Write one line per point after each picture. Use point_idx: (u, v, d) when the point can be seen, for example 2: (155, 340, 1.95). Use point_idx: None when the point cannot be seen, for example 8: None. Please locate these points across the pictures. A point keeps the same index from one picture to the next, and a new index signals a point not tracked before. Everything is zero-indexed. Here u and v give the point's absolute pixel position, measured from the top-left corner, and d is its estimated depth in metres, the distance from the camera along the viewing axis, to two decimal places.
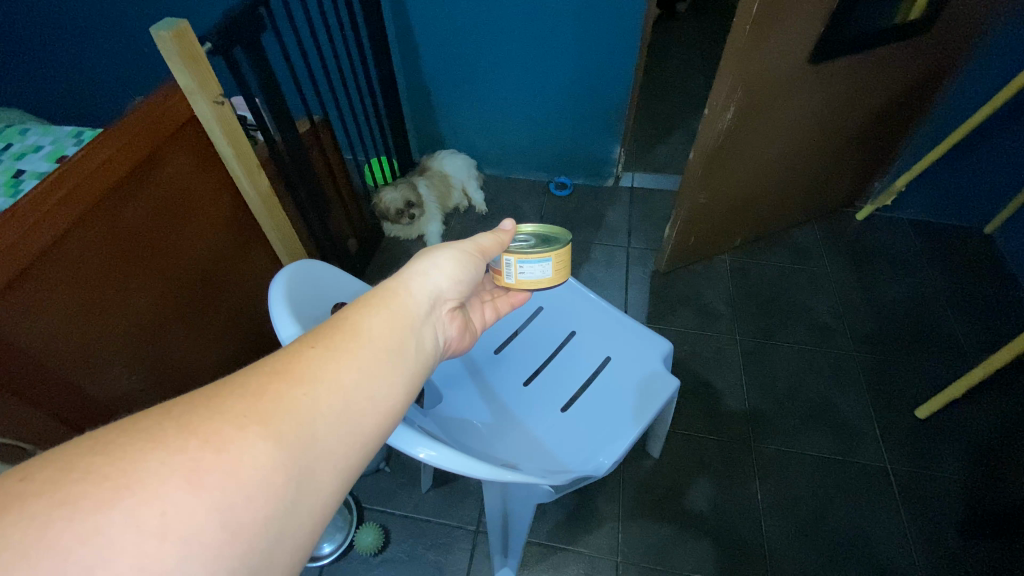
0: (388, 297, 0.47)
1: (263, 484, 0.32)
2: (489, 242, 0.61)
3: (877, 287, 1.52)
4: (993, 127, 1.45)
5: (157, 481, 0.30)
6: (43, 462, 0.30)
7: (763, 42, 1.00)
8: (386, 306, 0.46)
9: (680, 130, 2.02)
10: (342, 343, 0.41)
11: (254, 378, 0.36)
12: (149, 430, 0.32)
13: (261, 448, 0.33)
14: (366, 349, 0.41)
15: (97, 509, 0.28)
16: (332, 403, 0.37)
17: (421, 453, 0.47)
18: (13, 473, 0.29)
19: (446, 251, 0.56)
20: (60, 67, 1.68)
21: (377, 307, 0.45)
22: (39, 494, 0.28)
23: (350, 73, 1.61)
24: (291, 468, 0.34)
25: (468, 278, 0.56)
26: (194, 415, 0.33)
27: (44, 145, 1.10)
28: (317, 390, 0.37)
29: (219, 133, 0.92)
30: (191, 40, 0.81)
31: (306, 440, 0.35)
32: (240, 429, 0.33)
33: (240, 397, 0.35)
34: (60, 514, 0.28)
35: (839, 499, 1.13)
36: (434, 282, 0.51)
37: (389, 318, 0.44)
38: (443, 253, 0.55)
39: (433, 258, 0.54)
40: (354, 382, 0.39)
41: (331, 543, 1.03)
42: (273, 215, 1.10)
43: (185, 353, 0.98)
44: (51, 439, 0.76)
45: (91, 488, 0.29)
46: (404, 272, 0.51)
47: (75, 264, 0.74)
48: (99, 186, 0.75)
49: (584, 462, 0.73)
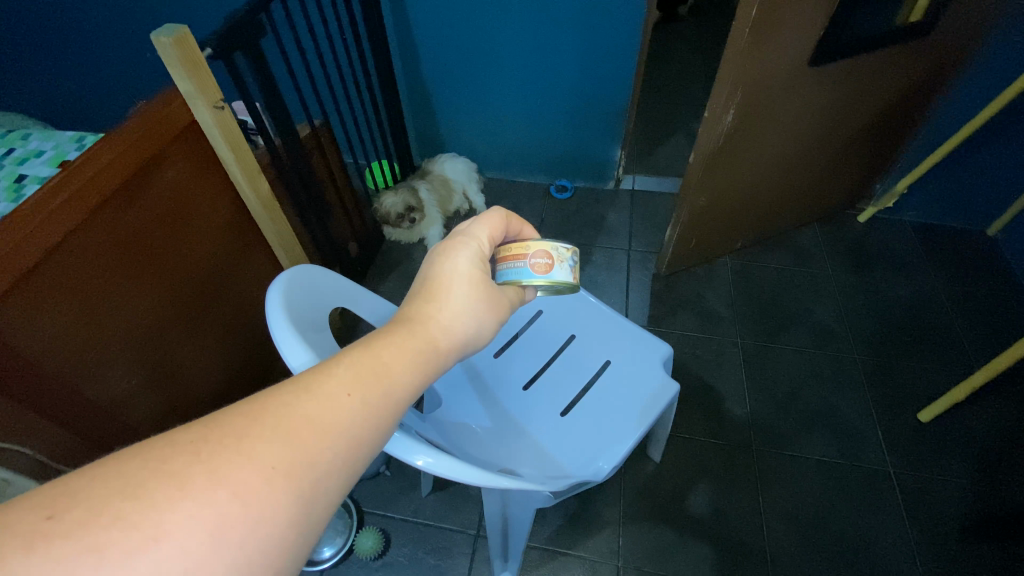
0: (427, 356, 0.46)
1: (278, 537, 0.33)
2: (513, 299, 0.57)
3: (879, 289, 1.51)
4: (996, 128, 1.44)
5: (184, 534, 0.30)
6: (73, 498, 0.30)
7: (763, 45, 1.00)
8: (423, 365, 0.45)
9: (681, 133, 2.02)
10: (379, 401, 0.40)
11: (284, 420, 0.36)
12: (178, 471, 0.32)
13: (283, 503, 0.33)
14: (394, 414, 0.41)
15: (123, 560, 0.29)
16: (350, 460, 0.38)
17: (419, 460, 0.46)
18: (42, 507, 0.30)
19: (499, 313, 0.53)
20: (61, 70, 1.68)
21: (415, 366, 0.44)
22: (68, 535, 0.29)
23: (351, 78, 1.62)
24: (305, 524, 0.34)
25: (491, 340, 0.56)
26: (223, 457, 0.33)
27: (45, 150, 1.10)
28: (341, 446, 0.37)
29: (218, 137, 0.92)
30: (192, 47, 0.82)
31: (323, 493, 0.36)
32: (268, 480, 0.33)
33: (270, 442, 0.35)
34: (87, 560, 0.28)
35: (841, 504, 1.12)
36: (471, 344, 0.51)
37: (421, 379, 0.44)
38: (495, 315, 0.53)
39: (487, 319, 0.52)
40: (375, 441, 0.40)
41: (331, 547, 1.03)
42: (273, 216, 1.10)
43: (184, 359, 0.98)
44: (50, 442, 0.76)
45: (118, 535, 0.29)
46: (455, 322, 0.49)
47: (75, 269, 0.74)
48: (99, 191, 0.75)
49: (584, 467, 0.72)
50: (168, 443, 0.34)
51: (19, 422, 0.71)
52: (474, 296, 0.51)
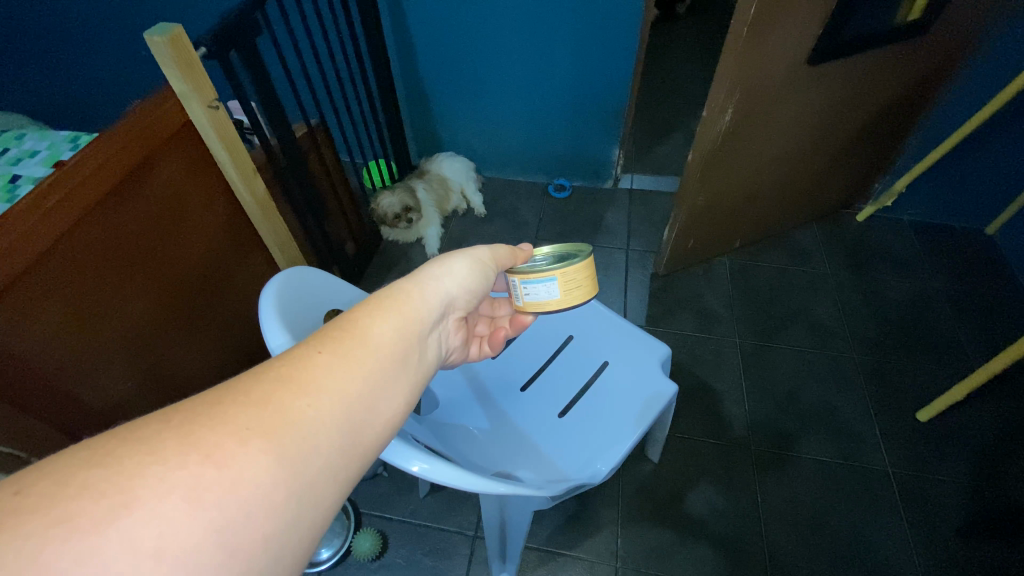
0: (400, 303, 0.46)
1: (262, 498, 0.32)
2: (503, 252, 0.60)
3: (878, 288, 1.51)
4: (996, 127, 1.43)
5: (156, 499, 0.29)
6: (41, 474, 0.29)
7: (761, 43, 0.99)
8: (398, 310, 0.45)
9: (679, 132, 2.02)
10: (352, 349, 0.40)
11: (258, 386, 0.36)
12: (148, 440, 0.32)
13: (263, 462, 0.33)
14: (375, 357, 0.41)
15: (97, 527, 0.28)
16: (335, 417, 0.37)
17: (415, 467, 0.46)
18: (10, 485, 0.28)
19: (463, 254, 0.55)
20: (56, 71, 1.67)
21: (388, 311, 0.45)
22: (37, 509, 0.28)
23: (347, 76, 1.61)
24: (291, 482, 0.33)
25: (479, 288, 0.56)
26: (195, 422, 0.33)
27: (39, 150, 1.10)
28: (320, 401, 0.37)
29: (215, 139, 0.92)
30: (186, 46, 0.81)
31: (306, 453, 0.35)
32: (243, 443, 0.33)
33: (244, 406, 0.34)
34: (56, 532, 0.27)
35: (841, 503, 1.12)
36: (450, 290, 0.51)
37: (398, 323, 0.44)
38: (461, 258, 0.55)
39: (453, 261, 0.54)
40: (358, 388, 0.39)
41: (329, 548, 1.03)
42: (269, 219, 1.10)
43: (180, 358, 0.97)
44: (46, 447, 0.76)
45: (87, 505, 0.28)
46: (419, 274, 0.51)
47: (70, 269, 0.74)
48: (94, 190, 0.75)
49: (582, 468, 0.72)
50: (140, 418, 0.33)
51: (16, 427, 0.71)
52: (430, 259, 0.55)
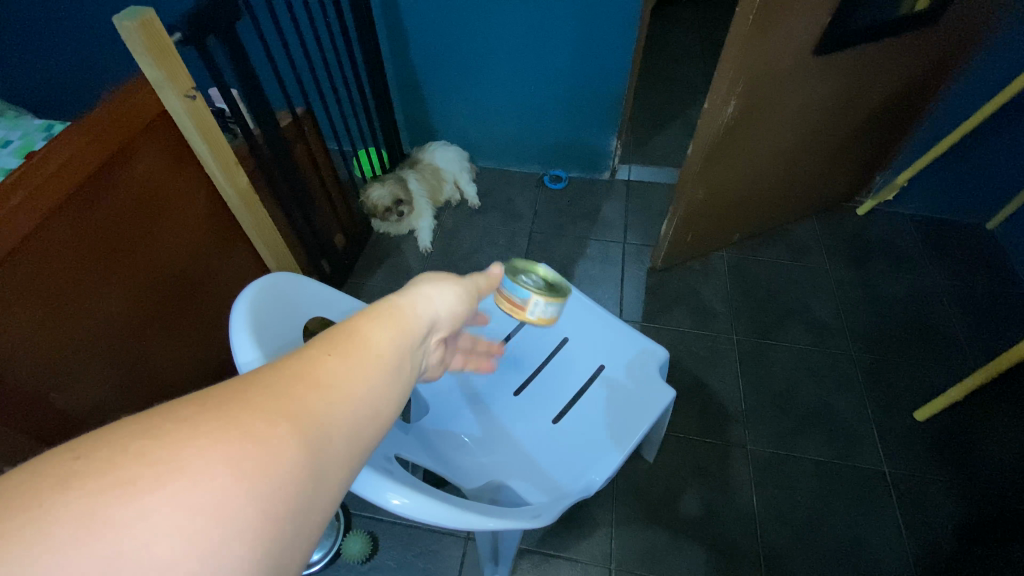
0: (401, 312, 0.42)
1: (293, 481, 0.29)
2: (484, 284, 0.57)
3: (877, 284, 1.49)
4: (1000, 120, 1.40)
5: (205, 465, 0.26)
6: (94, 439, 0.26)
7: (766, 34, 0.96)
8: (396, 320, 0.41)
9: (677, 123, 1.97)
10: (363, 354, 0.36)
11: (278, 379, 0.32)
12: (192, 412, 0.28)
13: (289, 451, 0.29)
14: (378, 365, 0.36)
15: (152, 488, 0.25)
16: (348, 417, 0.33)
17: (394, 501, 0.43)
18: (62, 450, 0.25)
19: (451, 280, 0.52)
20: (27, 56, 1.60)
21: (390, 320, 0.40)
22: (95, 471, 0.25)
23: (335, 60, 1.55)
24: (312, 476, 0.30)
25: (465, 311, 0.52)
26: (232, 402, 0.29)
27: (10, 140, 1.04)
28: (336, 400, 0.33)
29: (192, 129, 0.87)
30: (159, 30, 0.76)
31: (325, 448, 0.31)
32: (272, 428, 0.29)
33: (267, 396, 0.30)
34: (115, 494, 0.24)
35: (836, 503, 1.11)
36: (443, 307, 0.48)
37: (399, 334, 0.40)
38: (449, 280, 0.51)
39: (442, 284, 0.50)
40: (366, 395, 0.35)
41: (320, 549, 1.01)
42: (252, 211, 1.06)
43: (162, 358, 0.94)
44: (25, 457, 0.73)
45: (144, 467, 0.25)
46: (413, 289, 0.47)
47: (37, 272, 0.70)
48: (65, 183, 0.71)
49: (577, 479, 0.70)
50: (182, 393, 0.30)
51: None
52: (420, 278, 0.51)
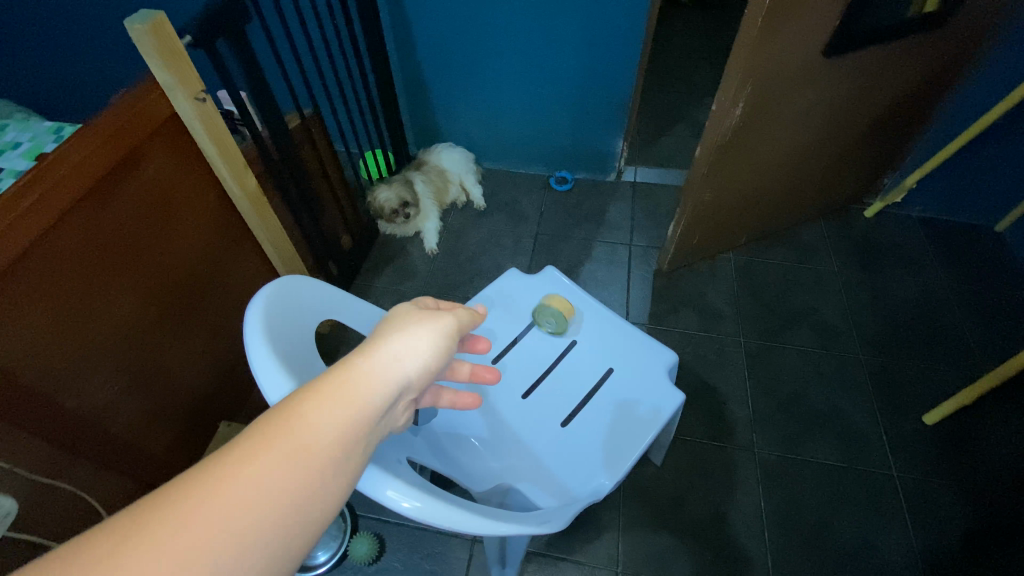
0: (349, 389, 0.35)
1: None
2: (466, 318, 0.46)
3: (885, 287, 1.48)
4: (1010, 122, 1.39)
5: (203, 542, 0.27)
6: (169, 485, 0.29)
7: (775, 35, 0.95)
8: (340, 402, 0.34)
9: (683, 124, 1.97)
10: (291, 456, 0.31)
11: (220, 475, 0.30)
12: (215, 475, 0.29)
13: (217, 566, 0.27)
14: (308, 465, 0.31)
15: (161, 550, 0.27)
16: (263, 525, 0.29)
17: (406, 504, 0.43)
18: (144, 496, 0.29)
19: (432, 327, 0.42)
20: (36, 59, 1.61)
21: (332, 402, 0.34)
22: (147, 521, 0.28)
23: (342, 62, 1.55)
24: None
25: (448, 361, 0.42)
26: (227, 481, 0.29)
27: (21, 142, 1.05)
28: (256, 515, 0.29)
29: (201, 131, 0.87)
30: (169, 33, 0.76)
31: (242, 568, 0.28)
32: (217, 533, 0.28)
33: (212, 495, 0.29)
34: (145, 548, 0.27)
35: (844, 507, 1.11)
36: (414, 367, 0.38)
37: (340, 423, 0.33)
38: (425, 325, 0.41)
39: (418, 334, 0.40)
40: (292, 503, 0.30)
41: (326, 551, 1.01)
42: (261, 214, 1.06)
43: (171, 360, 0.95)
44: (41, 460, 0.73)
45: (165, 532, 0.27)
46: (375, 344, 0.38)
47: (48, 274, 0.70)
48: (76, 188, 0.71)
49: (586, 483, 0.70)
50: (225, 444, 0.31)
51: (12, 440, 0.68)
52: (391, 323, 0.41)
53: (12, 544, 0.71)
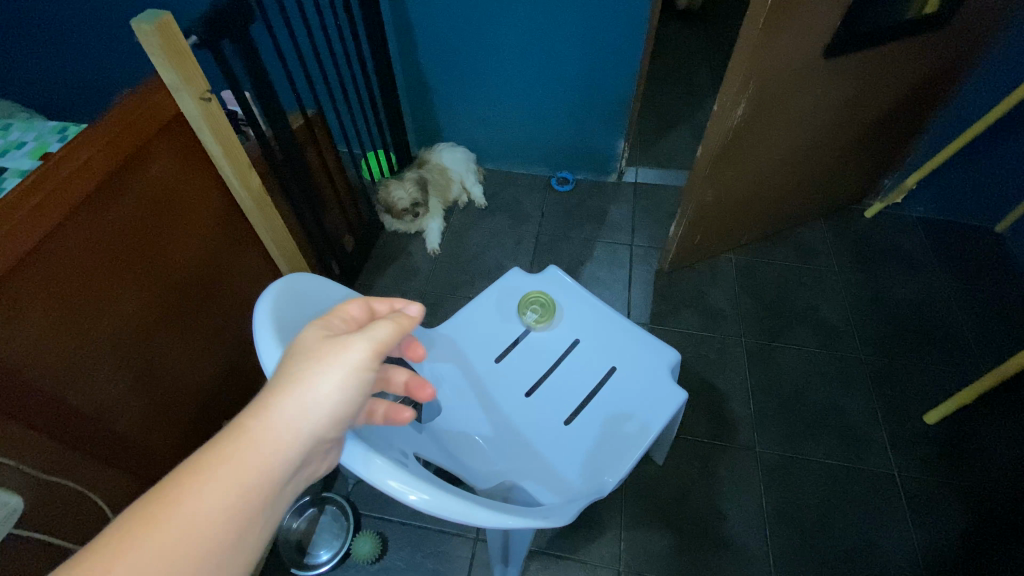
0: (235, 461, 0.34)
1: None
2: (388, 336, 0.40)
3: (886, 287, 1.49)
4: (1010, 123, 1.40)
5: None
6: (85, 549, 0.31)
7: (777, 36, 0.96)
8: (224, 478, 0.34)
9: (684, 125, 1.98)
10: (181, 533, 0.32)
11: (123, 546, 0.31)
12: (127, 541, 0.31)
13: None
14: (202, 539, 0.32)
15: None
16: None
17: (413, 496, 0.43)
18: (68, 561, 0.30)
19: (339, 364, 0.38)
20: (40, 59, 1.61)
21: (216, 478, 0.33)
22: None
23: (344, 62, 1.56)
24: None
25: (362, 397, 0.39)
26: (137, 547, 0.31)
27: (26, 141, 1.05)
28: None
29: (206, 130, 0.88)
30: (175, 33, 0.77)
31: None
32: None
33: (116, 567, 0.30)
34: None
35: (845, 506, 1.11)
36: (313, 420, 0.36)
37: (228, 498, 0.33)
38: (328, 365, 0.38)
39: (320, 379, 0.37)
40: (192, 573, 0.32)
41: (328, 550, 1.03)
42: (264, 213, 1.06)
43: (175, 359, 0.95)
44: (47, 457, 0.73)
45: None
46: (269, 400, 0.36)
47: (54, 272, 0.71)
48: (81, 187, 0.72)
49: (589, 481, 0.70)
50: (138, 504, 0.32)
51: (17, 437, 0.68)
52: (294, 362, 0.38)
53: (20, 540, 0.71)
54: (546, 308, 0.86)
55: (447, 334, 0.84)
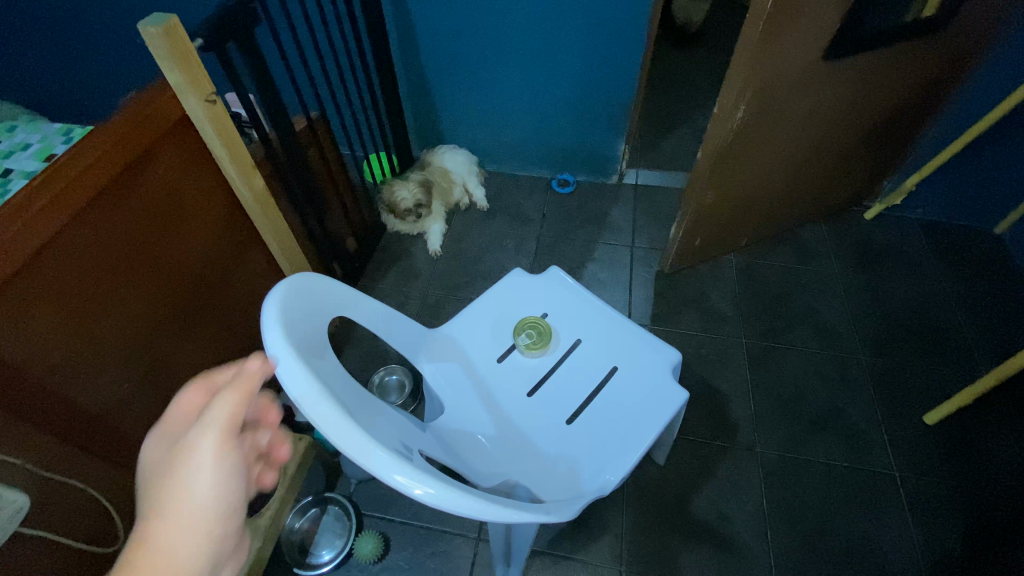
0: None
1: None
2: (232, 407, 0.39)
3: (886, 289, 1.49)
4: (1009, 125, 1.41)
5: None
6: None
7: (777, 39, 0.97)
8: None
9: (684, 127, 1.99)
10: None
11: None
12: None
13: None
14: None
15: None
16: None
17: (418, 491, 0.44)
18: None
19: (200, 462, 0.37)
20: (44, 62, 1.62)
21: None
22: None
23: (347, 65, 1.57)
24: None
25: (240, 482, 0.39)
26: None
27: (31, 143, 1.06)
28: None
29: (211, 132, 0.88)
30: (181, 36, 0.77)
31: None
32: None
33: None
34: None
35: (847, 507, 1.11)
36: (199, 526, 0.37)
37: None
38: (191, 470, 0.37)
39: (189, 483, 0.37)
40: None
41: (331, 550, 1.03)
42: (268, 215, 1.07)
43: (179, 359, 0.96)
44: (51, 456, 0.74)
45: None
46: (145, 531, 0.36)
47: (61, 272, 0.71)
48: (88, 189, 0.72)
49: (591, 479, 0.71)
50: None
51: (23, 436, 0.69)
52: (155, 485, 0.37)
53: (27, 539, 0.71)
54: (541, 335, 0.84)
55: (449, 334, 0.85)
